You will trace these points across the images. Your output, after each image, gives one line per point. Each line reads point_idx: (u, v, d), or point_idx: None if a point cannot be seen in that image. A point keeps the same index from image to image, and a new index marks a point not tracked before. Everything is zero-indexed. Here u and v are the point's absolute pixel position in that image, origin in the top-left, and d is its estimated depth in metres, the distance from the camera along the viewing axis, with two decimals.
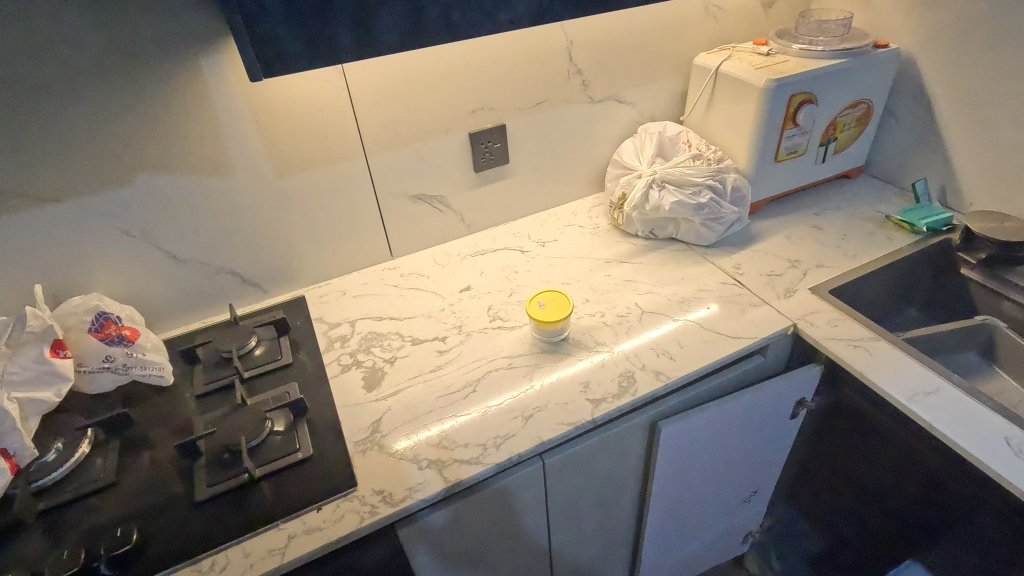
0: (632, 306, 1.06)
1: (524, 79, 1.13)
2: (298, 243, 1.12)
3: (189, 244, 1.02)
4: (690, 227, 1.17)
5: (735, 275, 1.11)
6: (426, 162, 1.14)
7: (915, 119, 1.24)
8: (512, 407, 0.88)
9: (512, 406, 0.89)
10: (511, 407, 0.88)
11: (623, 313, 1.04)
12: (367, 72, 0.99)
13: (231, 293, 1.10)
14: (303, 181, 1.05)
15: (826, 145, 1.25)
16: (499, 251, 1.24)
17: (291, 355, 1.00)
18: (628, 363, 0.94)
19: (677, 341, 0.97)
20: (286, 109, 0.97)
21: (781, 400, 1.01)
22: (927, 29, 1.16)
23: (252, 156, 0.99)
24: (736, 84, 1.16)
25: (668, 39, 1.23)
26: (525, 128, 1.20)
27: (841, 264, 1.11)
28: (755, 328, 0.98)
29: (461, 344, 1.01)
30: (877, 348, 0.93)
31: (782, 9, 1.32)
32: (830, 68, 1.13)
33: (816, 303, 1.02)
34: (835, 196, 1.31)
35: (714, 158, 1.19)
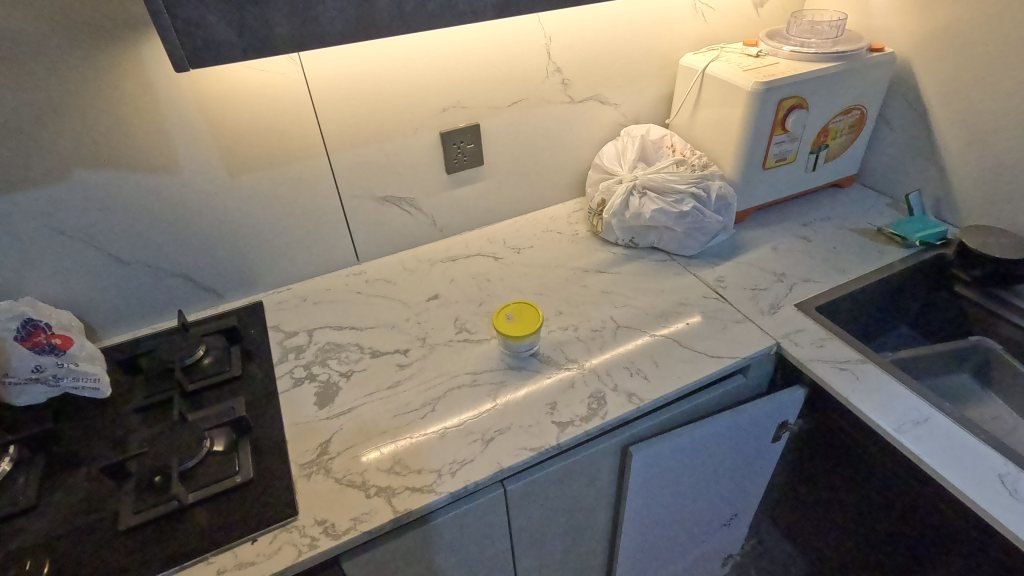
0: (607, 320, 1.00)
1: (498, 76, 1.07)
2: (256, 245, 1.05)
3: (133, 246, 0.95)
4: (672, 236, 1.11)
5: (717, 289, 1.05)
6: (394, 163, 1.08)
7: (910, 127, 1.19)
8: (472, 428, 0.82)
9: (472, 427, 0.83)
10: (471, 427, 0.83)
11: (598, 328, 0.98)
12: (328, 64, 0.93)
13: (183, 298, 1.04)
14: (259, 180, 0.99)
15: (817, 152, 1.19)
16: (471, 258, 1.18)
17: (240, 366, 0.94)
18: (599, 382, 0.88)
19: (652, 359, 0.91)
20: (239, 103, 0.91)
21: (763, 423, 0.94)
22: (924, 33, 1.11)
23: (201, 152, 0.93)
24: (723, 86, 1.10)
25: (653, 38, 1.17)
26: (500, 129, 1.13)
27: (829, 279, 1.06)
28: (736, 347, 0.92)
29: (423, 358, 0.95)
30: (865, 372, 0.87)
31: (774, 9, 1.26)
32: (821, 71, 1.08)
33: (802, 320, 0.96)
34: (825, 206, 1.26)
35: (699, 164, 1.13)
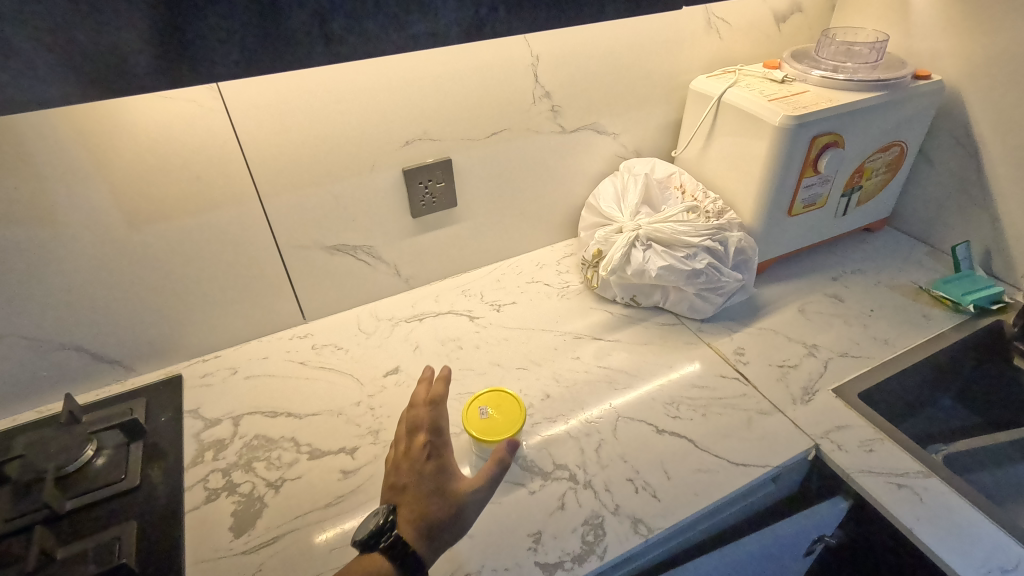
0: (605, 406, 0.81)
1: (475, 103, 0.87)
2: (173, 307, 0.85)
3: (5, 316, 0.75)
4: (681, 297, 0.93)
5: (736, 365, 0.87)
6: (346, 207, 0.88)
7: (956, 167, 1.02)
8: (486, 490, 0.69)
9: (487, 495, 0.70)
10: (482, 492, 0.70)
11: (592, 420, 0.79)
12: (253, 90, 0.73)
13: (79, 374, 0.84)
14: (171, 232, 0.79)
15: (849, 195, 1.02)
16: (442, 316, 0.98)
17: (140, 472, 0.73)
18: (596, 502, 0.69)
19: (663, 467, 0.73)
20: (138, 139, 0.70)
21: (796, 540, 0.75)
22: (978, 59, 0.93)
23: (92, 199, 0.72)
24: (743, 118, 0.92)
25: (661, 58, 0.98)
26: (478, 164, 0.94)
27: (870, 354, 0.88)
28: (766, 450, 0.74)
29: (375, 461, 0.75)
30: (929, 491, 0.69)
31: (799, 26, 1.08)
32: (861, 103, 0.90)
33: (843, 412, 0.79)
34: (855, 255, 1.08)
35: (714, 211, 0.95)
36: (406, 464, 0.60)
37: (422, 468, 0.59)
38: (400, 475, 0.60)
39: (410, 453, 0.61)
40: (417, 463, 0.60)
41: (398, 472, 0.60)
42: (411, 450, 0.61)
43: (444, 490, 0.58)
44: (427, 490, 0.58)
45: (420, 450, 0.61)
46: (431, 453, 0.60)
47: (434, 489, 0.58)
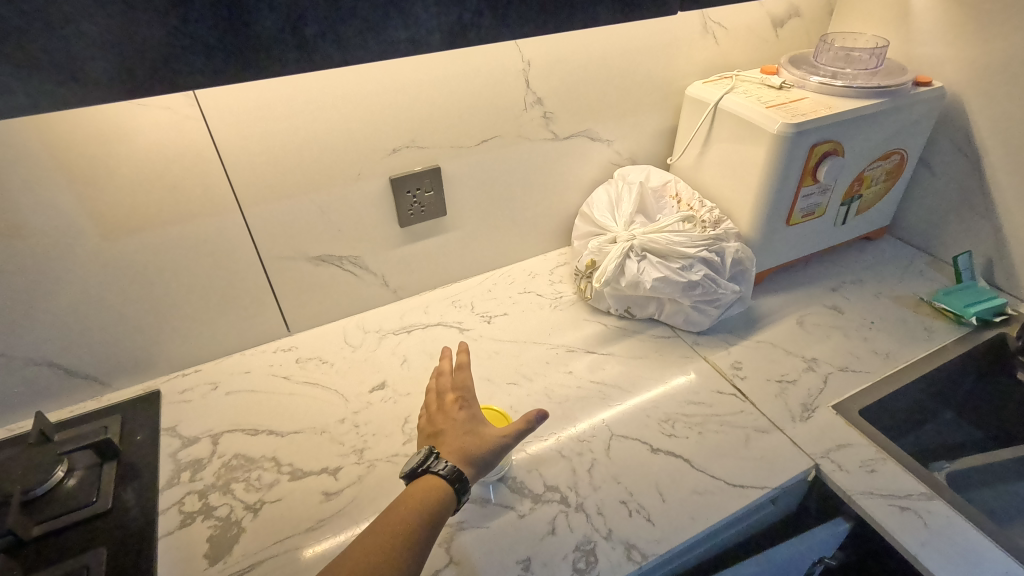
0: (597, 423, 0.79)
1: (465, 109, 0.85)
2: (151, 320, 0.82)
3: None
4: (677, 309, 0.90)
5: (734, 380, 0.84)
6: (331, 216, 0.85)
7: (958, 175, 0.99)
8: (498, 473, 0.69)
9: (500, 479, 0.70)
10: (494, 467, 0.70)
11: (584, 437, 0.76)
12: (233, 97, 0.70)
13: (53, 390, 0.81)
14: (148, 243, 0.76)
15: (848, 203, 1.00)
16: (431, 328, 0.96)
17: (112, 494, 0.70)
18: (588, 527, 0.66)
19: (657, 489, 0.70)
20: (110, 148, 0.68)
21: (796, 565, 0.73)
22: (980, 66, 0.91)
23: (62, 211, 0.69)
24: (740, 125, 0.90)
25: (656, 64, 0.96)
26: (468, 172, 0.92)
27: (871, 368, 0.85)
28: (764, 470, 0.71)
29: (358, 482, 0.72)
30: (933, 515, 0.67)
31: (797, 31, 1.06)
32: (861, 111, 0.88)
33: (843, 430, 0.76)
34: (854, 265, 1.06)
35: (710, 220, 0.92)
36: (439, 415, 0.67)
37: (453, 414, 0.66)
38: (436, 423, 0.67)
39: (443, 405, 0.68)
40: (450, 412, 0.66)
41: (433, 421, 0.67)
42: (444, 402, 0.68)
43: (477, 430, 0.64)
44: (461, 429, 0.64)
45: (450, 403, 0.68)
46: (462, 403, 0.67)
47: (468, 429, 0.64)
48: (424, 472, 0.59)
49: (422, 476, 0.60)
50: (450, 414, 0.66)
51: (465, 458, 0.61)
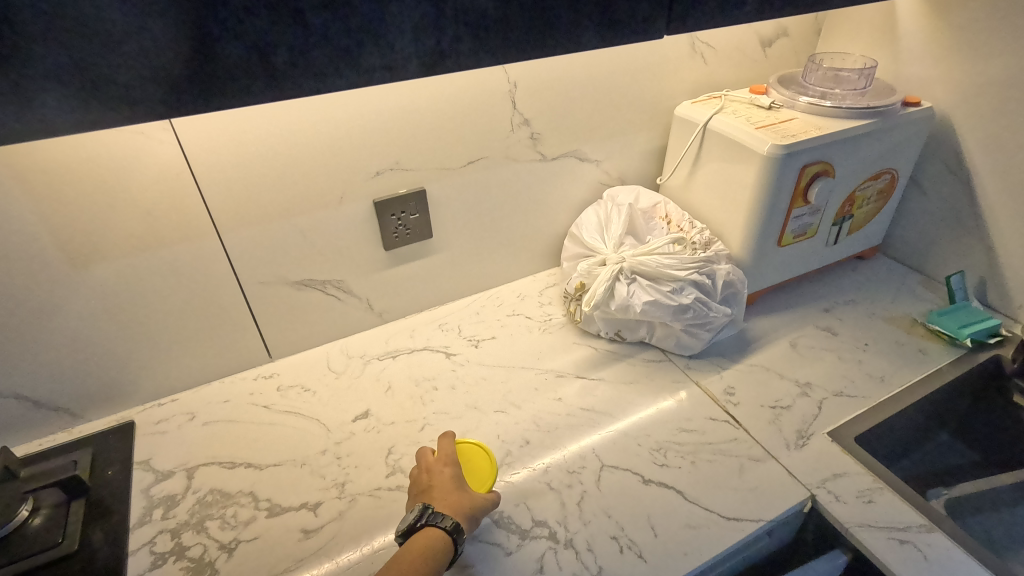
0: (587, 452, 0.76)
1: (451, 131, 0.83)
2: (125, 349, 0.79)
3: None
4: (668, 333, 0.88)
5: (726, 406, 0.82)
6: (313, 240, 0.83)
7: (948, 195, 0.99)
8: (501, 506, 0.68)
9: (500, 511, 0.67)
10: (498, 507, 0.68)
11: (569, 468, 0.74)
12: (209, 122, 0.68)
13: (21, 423, 0.77)
14: (120, 271, 0.73)
15: (840, 224, 0.99)
16: (417, 353, 0.93)
17: (78, 536, 0.67)
18: (578, 564, 0.64)
19: (649, 523, 0.67)
20: (79, 174, 0.65)
21: None
22: (969, 85, 0.91)
23: (30, 240, 0.67)
24: (730, 146, 0.89)
25: (644, 84, 0.95)
26: (454, 195, 0.90)
27: (866, 393, 0.84)
28: (759, 502, 0.69)
29: (339, 518, 0.69)
30: (933, 548, 0.65)
31: (785, 50, 1.06)
32: (851, 132, 0.87)
33: (839, 458, 0.74)
34: (846, 285, 1.05)
35: (701, 242, 0.91)
36: (426, 472, 0.69)
37: (441, 470, 0.68)
38: (423, 481, 0.68)
39: (427, 464, 0.69)
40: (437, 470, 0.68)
41: (419, 479, 0.68)
42: (426, 462, 0.70)
43: (466, 487, 0.66)
44: (451, 485, 0.66)
45: (435, 460, 0.70)
46: (446, 461, 0.69)
47: (457, 485, 0.66)
48: (424, 524, 0.60)
49: (421, 530, 0.60)
50: (439, 471, 0.68)
51: (460, 511, 0.63)
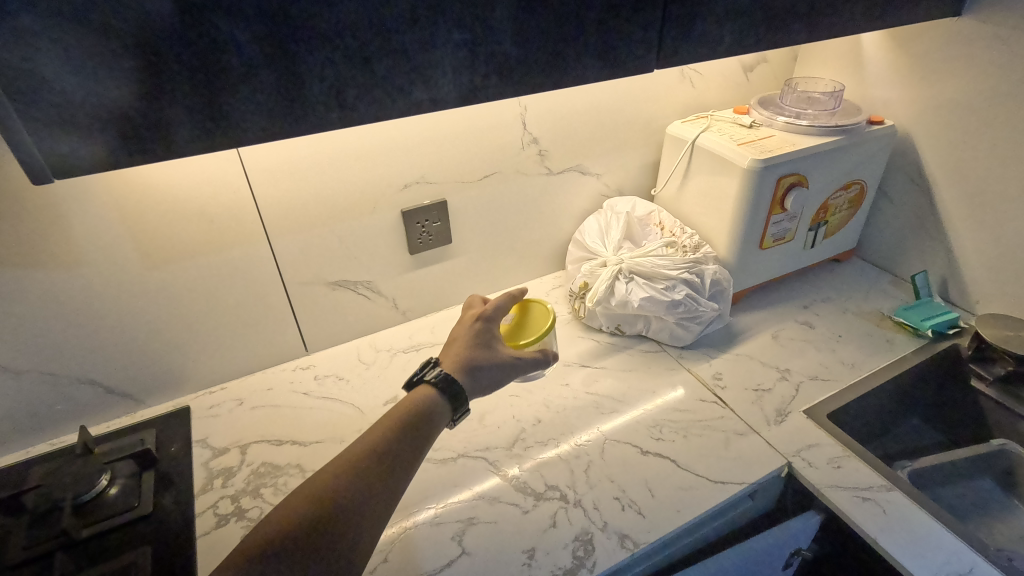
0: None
1: (469, 148, 0.95)
2: (183, 341, 0.90)
3: (27, 353, 0.79)
4: (663, 326, 0.99)
5: (715, 389, 0.93)
6: (349, 245, 0.94)
7: (912, 203, 1.10)
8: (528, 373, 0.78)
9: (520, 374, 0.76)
10: (516, 370, 0.75)
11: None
12: (267, 144, 0.79)
13: (91, 407, 0.87)
14: (183, 272, 0.84)
15: (816, 229, 1.10)
16: (438, 346, 1.04)
17: (152, 500, 0.77)
18: (586, 520, 0.74)
19: (647, 486, 0.78)
20: (156, 188, 0.76)
21: (772, 555, 0.81)
22: (926, 105, 1.03)
23: (114, 245, 0.77)
24: (716, 160, 1.00)
25: (639, 106, 1.07)
26: (472, 205, 1.01)
27: (838, 377, 0.94)
28: (742, 468, 0.79)
29: None
30: (892, 504, 0.75)
31: (765, 74, 1.18)
32: (822, 148, 0.98)
33: (812, 432, 0.85)
34: (823, 285, 1.16)
35: (691, 245, 1.02)
36: (462, 321, 0.78)
37: (469, 324, 0.76)
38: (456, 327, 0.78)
39: (466, 315, 0.79)
40: (467, 322, 0.77)
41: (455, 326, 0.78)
42: (467, 313, 0.80)
43: (479, 346, 0.74)
44: (466, 343, 0.74)
45: (472, 315, 0.78)
46: (479, 318, 0.76)
47: (472, 343, 0.74)
48: (417, 380, 0.69)
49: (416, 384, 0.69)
50: (466, 325, 0.76)
51: (460, 368, 0.70)
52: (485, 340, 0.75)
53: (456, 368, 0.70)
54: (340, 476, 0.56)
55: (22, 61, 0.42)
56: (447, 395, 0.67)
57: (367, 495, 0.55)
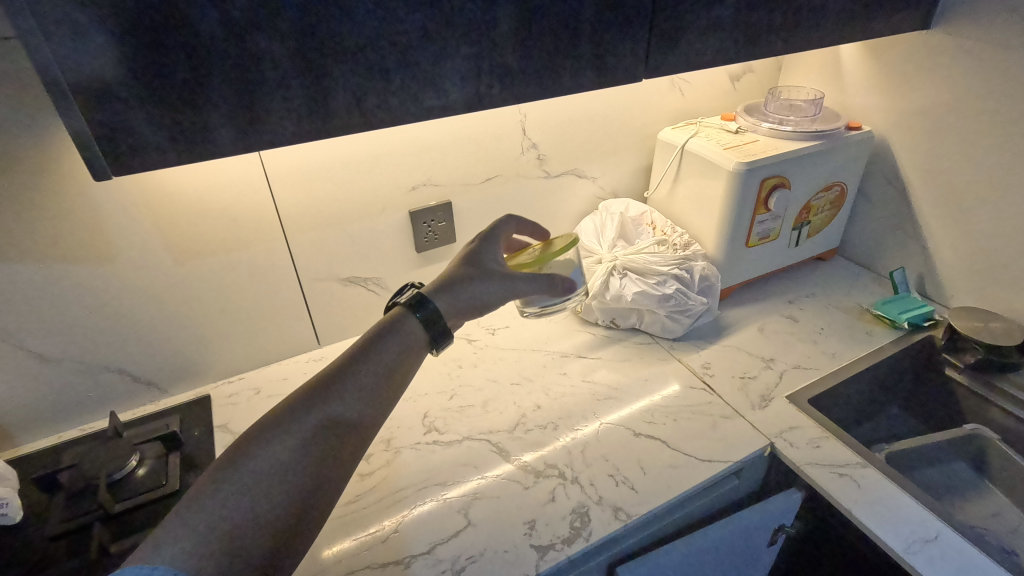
0: (558, 283, 0.78)
1: (473, 153, 1.01)
2: (205, 333, 0.96)
3: (64, 342, 0.85)
4: (655, 318, 1.05)
5: (704, 377, 0.99)
6: (360, 243, 1.00)
7: (889, 203, 1.17)
8: (508, 294, 0.75)
9: (500, 296, 0.75)
10: (494, 290, 0.74)
11: (564, 288, 0.79)
12: (286, 148, 0.86)
13: (119, 395, 0.93)
14: (207, 268, 0.90)
15: (799, 228, 1.16)
16: None
17: (179, 479, 0.82)
18: (582, 495, 0.80)
19: (639, 464, 0.84)
20: (185, 188, 0.82)
21: (757, 530, 0.86)
22: (901, 112, 1.10)
23: (145, 241, 0.84)
24: (704, 163, 1.07)
25: (632, 113, 1.14)
26: (475, 206, 1.08)
27: (820, 366, 1.00)
28: (728, 448, 0.85)
29: (388, 466, 0.86)
30: (866, 479, 0.81)
31: (751, 83, 1.25)
32: (803, 151, 1.05)
33: (794, 415, 0.91)
34: (807, 282, 1.22)
35: (681, 244, 1.09)
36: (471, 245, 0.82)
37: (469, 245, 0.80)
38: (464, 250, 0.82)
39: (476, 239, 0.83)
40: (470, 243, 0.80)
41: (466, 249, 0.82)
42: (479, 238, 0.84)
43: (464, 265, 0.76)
44: (454, 264, 0.77)
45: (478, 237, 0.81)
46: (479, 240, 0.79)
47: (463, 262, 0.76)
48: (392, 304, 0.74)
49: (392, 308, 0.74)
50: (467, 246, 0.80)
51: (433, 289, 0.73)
52: (471, 262, 0.76)
53: (433, 287, 0.73)
54: (264, 422, 0.61)
55: (88, 70, 0.48)
56: (412, 310, 0.71)
57: (289, 433, 0.60)
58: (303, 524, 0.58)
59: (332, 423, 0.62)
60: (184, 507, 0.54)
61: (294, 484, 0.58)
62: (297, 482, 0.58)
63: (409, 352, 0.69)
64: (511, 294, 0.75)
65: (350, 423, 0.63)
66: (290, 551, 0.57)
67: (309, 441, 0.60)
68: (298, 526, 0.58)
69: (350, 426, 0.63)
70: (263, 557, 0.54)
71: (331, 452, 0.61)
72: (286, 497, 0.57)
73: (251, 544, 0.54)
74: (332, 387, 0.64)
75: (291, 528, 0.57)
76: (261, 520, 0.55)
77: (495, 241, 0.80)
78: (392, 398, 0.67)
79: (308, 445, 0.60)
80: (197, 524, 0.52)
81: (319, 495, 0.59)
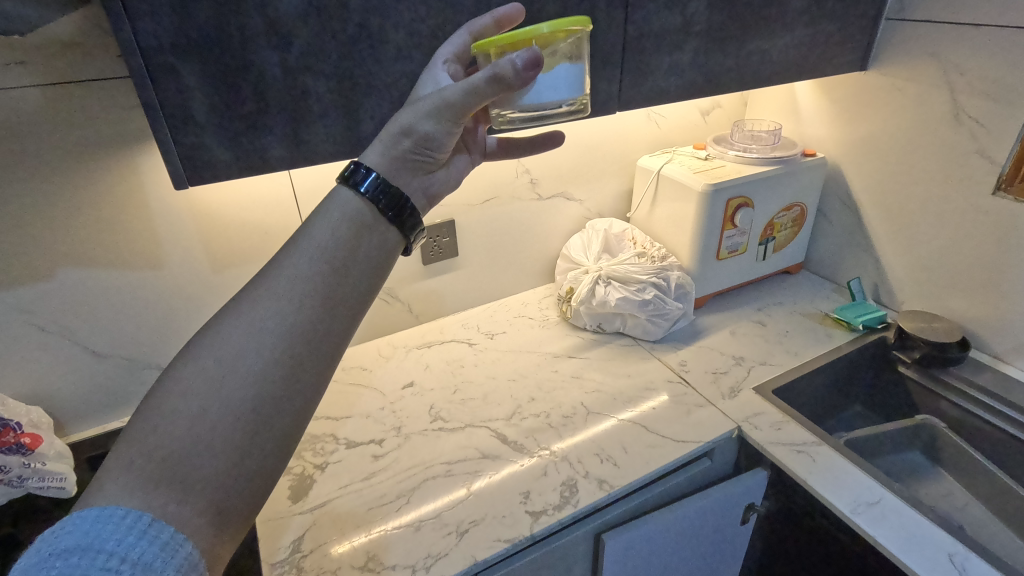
0: (503, 66, 0.56)
1: (474, 179, 1.16)
2: None
3: (115, 340, 0.96)
4: (636, 322, 1.17)
5: (680, 373, 1.10)
6: None
7: (844, 221, 1.31)
8: (442, 105, 0.58)
9: (433, 114, 0.59)
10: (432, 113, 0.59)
11: (519, 67, 0.56)
12: (314, 171, 1.00)
13: None
14: (241, 276, 1.02)
15: (765, 244, 1.30)
16: (446, 344, 1.22)
17: None
18: (571, 470, 0.90)
19: (621, 444, 0.95)
20: (227, 206, 0.96)
21: (729, 506, 0.97)
22: (848, 141, 1.25)
23: (190, 250, 0.96)
24: (677, 186, 1.21)
25: (614, 142, 1.29)
26: (475, 224, 1.21)
27: (783, 362, 1.12)
28: (701, 431, 0.97)
29: (399, 449, 0.96)
30: (821, 455, 0.92)
31: (720, 117, 1.41)
32: (763, 175, 1.19)
33: (759, 404, 1.02)
34: (776, 292, 1.36)
35: (658, 256, 1.22)
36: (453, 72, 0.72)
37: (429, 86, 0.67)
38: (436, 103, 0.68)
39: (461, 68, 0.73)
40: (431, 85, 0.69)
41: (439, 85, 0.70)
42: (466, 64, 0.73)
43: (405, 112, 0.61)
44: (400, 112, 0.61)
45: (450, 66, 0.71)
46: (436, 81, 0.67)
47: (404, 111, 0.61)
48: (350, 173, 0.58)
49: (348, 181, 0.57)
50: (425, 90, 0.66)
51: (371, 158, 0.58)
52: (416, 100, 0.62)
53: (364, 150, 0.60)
54: (193, 341, 0.51)
55: (178, 101, 0.61)
56: (351, 185, 0.56)
57: (218, 344, 0.49)
58: (269, 444, 0.49)
59: (266, 326, 0.50)
60: (121, 448, 0.47)
61: (235, 400, 0.48)
62: (240, 396, 0.48)
63: (354, 228, 0.55)
64: (444, 107, 0.59)
65: (290, 322, 0.50)
66: (260, 471, 0.50)
67: (246, 356, 0.49)
68: (260, 445, 0.49)
69: (291, 323, 0.50)
70: (226, 483, 0.48)
71: (272, 352, 0.50)
72: (229, 418, 0.48)
73: (203, 468, 0.47)
74: (263, 284, 0.51)
75: (258, 446, 0.49)
76: (206, 448, 0.47)
77: (444, 69, 0.68)
78: (350, 281, 0.53)
79: (244, 354, 0.49)
80: (136, 462, 0.46)
81: (269, 407, 0.49)
